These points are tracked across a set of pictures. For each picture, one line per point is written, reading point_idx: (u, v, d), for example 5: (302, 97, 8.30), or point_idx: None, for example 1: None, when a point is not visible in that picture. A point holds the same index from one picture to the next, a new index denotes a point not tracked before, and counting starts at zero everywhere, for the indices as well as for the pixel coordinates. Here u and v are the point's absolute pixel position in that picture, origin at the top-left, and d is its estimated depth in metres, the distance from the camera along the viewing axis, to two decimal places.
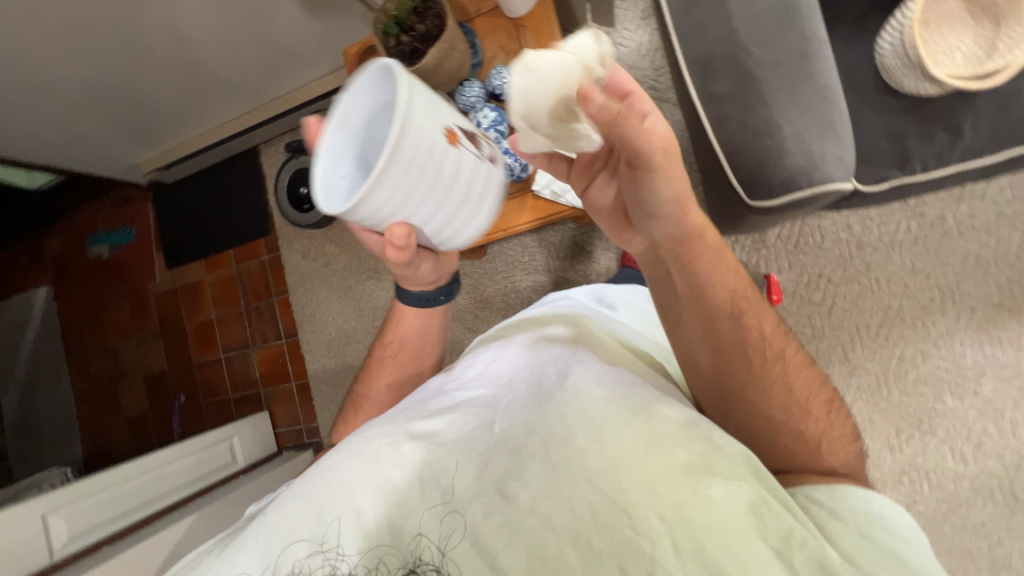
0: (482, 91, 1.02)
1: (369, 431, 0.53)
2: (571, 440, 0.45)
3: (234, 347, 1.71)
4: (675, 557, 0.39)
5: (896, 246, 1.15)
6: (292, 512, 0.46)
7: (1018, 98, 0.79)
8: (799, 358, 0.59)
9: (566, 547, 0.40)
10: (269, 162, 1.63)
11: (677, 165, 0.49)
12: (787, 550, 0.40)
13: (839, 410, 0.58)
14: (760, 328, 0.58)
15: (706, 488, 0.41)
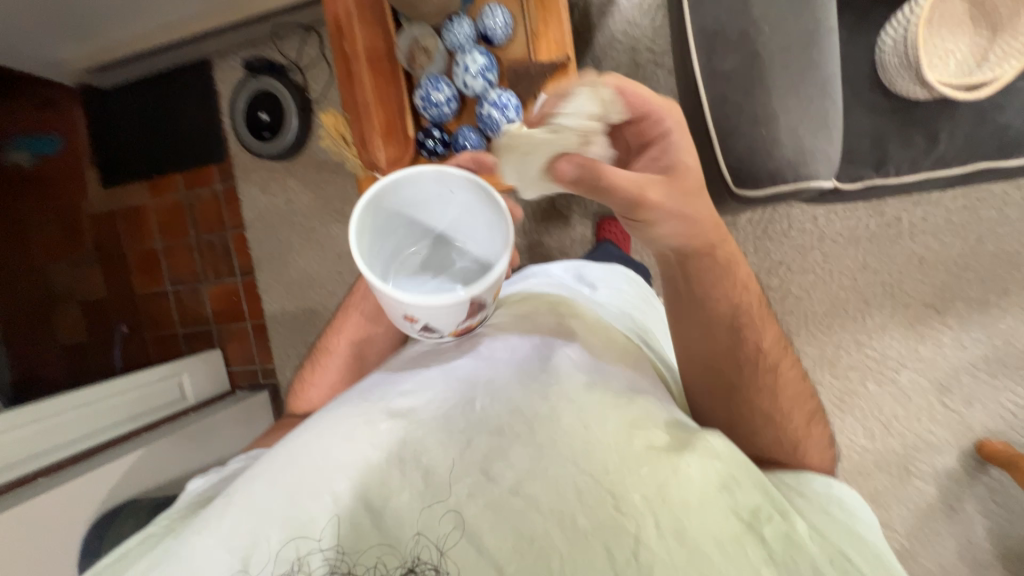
0: (472, 31, 0.93)
1: (340, 407, 0.52)
2: (556, 421, 0.46)
3: (184, 281, 1.60)
4: (656, 537, 0.41)
5: (854, 242, 1.21)
6: (261, 495, 0.46)
7: (995, 113, 0.82)
8: (795, 365, 0.60)
9: (554, 528, 0.42)
10: (224, 78, 1.49)
11: (670, 204, 0.49)
12: (755, 521, 0.43)
13: (819, 421, 0.60)
14: (761, 335, 0.58)
15: (681, 466, 0.44)
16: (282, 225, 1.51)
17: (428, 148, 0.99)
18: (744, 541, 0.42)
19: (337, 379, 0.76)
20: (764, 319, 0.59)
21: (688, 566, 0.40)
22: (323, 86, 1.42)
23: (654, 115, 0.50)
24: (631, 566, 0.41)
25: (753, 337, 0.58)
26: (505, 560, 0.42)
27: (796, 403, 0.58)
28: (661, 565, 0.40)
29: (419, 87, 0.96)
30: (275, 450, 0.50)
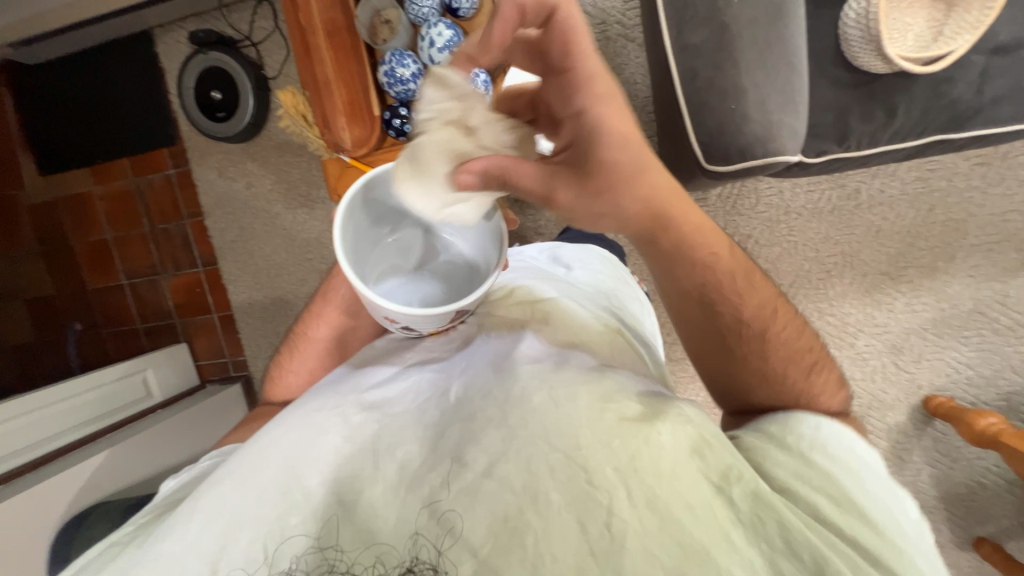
0: (437, 2, 0.89)
1: (313, 402, 0.52)
2: (527, 401, 0.46)
3: (141, 273, 1.51)
4: (629, 507, 0.40)
5: (817, 214, 1.25)
6: (230, 496, 0.45)
7: (949, 86, 0.85)
8: (787, 319, 0.59)
9: (525, 507, 0.40)
10: (169, 54, 1.38)
11: (590, 203, 0.47)
12: (725, 484, 0.42)
13: (826, 368, 0.59)
14: (746, 294, 0.58)
15: (653, 435, 0.43)
16: (243, 211, 1.43)
17: (395, 128, 0.93)
18: (714, 505, 0.41)
19: (318, 367, 0.74)
20: (750, 278, 0.58)
21: (663, 536, 0.39)
22: (279, 62, 1.34)
23: (569, 77, 0.47)
24: (605, 540, 0.39)
25: (736, 299, 0.57)
26: (475, 544, 0.39)
27: (794, 359, 0.58)
28: (636, 537, 0.39)
29: (383, 63, 0.91)
30: (242, 448, 0.50)
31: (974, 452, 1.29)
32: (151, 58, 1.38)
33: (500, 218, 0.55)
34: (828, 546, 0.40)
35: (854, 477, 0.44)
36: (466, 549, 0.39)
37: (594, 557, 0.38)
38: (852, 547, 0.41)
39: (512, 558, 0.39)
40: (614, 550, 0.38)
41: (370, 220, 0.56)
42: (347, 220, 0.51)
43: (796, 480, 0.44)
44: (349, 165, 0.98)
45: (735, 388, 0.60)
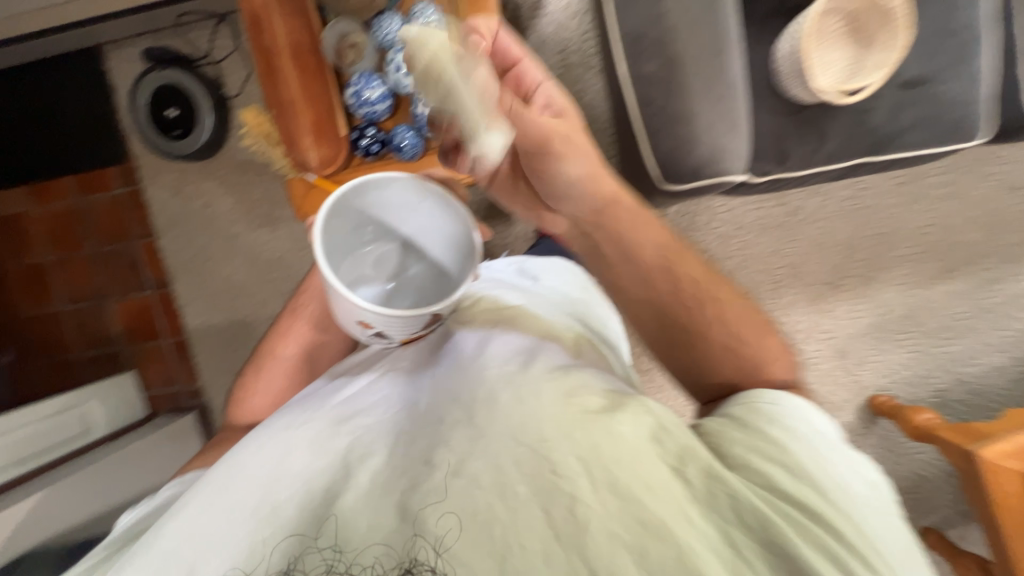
0: (404, 28, 0.92)
1: (287, 418, 0.53)
2: (493, 401, 0.46)
3: (85, 299, 1.42)
4: (591, 492, 0.41)
5: (765, 229, 1.34)
6: (204, 519, 0.45)
7: (869, 115, 0.95)
8: (729, 292, 0.61)
9: (493, 501, 0.42)
10: (121, 71, 1.33)
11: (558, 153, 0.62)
12: (683, 467, 0.42)
13: (777, 334, 0.60)
14: (684, 270, 0.62)
15: (615, 425, 0.44)
16: (200, 231, 1.38)
17: (362, 147, 0.96)
18: (673, 487, 0.41)
19: (284, 389, 0.71)
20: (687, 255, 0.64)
21: (624, 517, 0.40)
22: (241, 81, 1.32)
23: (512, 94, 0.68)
24: (570, 525, 0.40)
25: (675, 273, 0.62)
26: (446, 540, 0.41)
27: (740, 329, 0.59)
28: (599, 521, 0.40)
29: (350, 85, 0.92)
30: (216, 467, 0.50)
31: (916, 448, 1.39)
32: (100, 75, 1.33)
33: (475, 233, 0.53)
34: (778, 515, 0.40)
35: (811, 451, 0.44)
36: (437, 546, 0.40)
37: (560, 542, 0.40)
38: (804, 516, 0.41)
39: (482, 550, 0.40)
40: (578, 534, 0.40)
41: (349, 228, 0.55)
42: (326, 223, 0.50)
43: (750, 455, 0.44)
44: (314, 185, 0.98)
45: (689, 363, 0.60)
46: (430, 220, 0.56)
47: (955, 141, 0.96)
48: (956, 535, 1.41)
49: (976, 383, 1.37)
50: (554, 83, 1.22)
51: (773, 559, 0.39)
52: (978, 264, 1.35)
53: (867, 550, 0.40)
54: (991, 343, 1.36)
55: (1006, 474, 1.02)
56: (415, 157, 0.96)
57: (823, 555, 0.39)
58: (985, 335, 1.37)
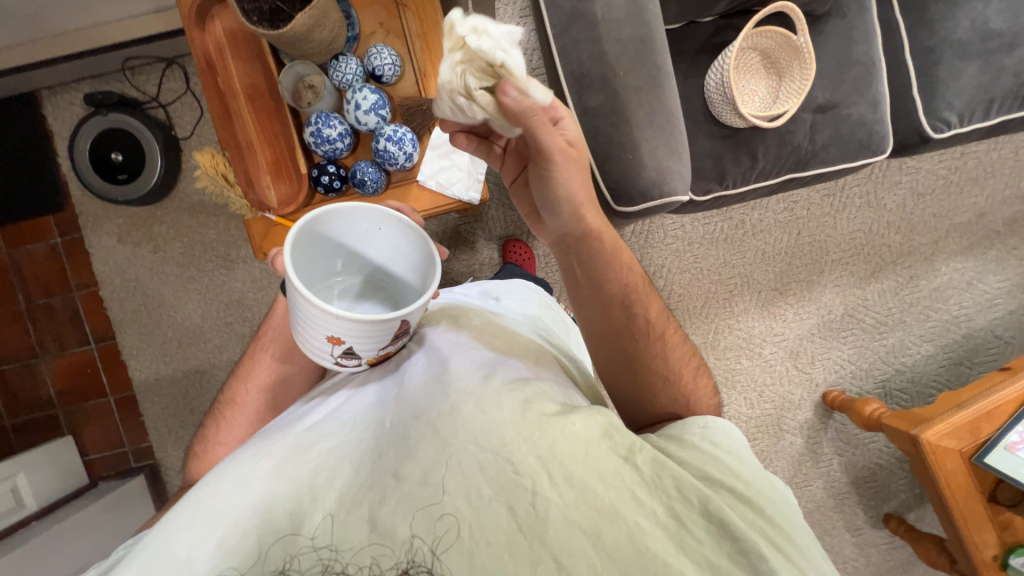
0: (361, 69, 0.95)
1: (247, 450, 0.51)
2: (456, 413, 0.47)
3: (16, 359, 1.31)
4: (550, 487, 0.42)
5: (713, 243, 1.44)
6: (167, 565, 0.43)
7: (791, 137, 1.06)
8: (678, 332, 0.67)
9: (460, 502, 0.42)
10: (60, 117, 1.29)
11: (573, 167, 0.59)
12: (631, 457, 0.45)
13: (703, 372, 0.66)
14: (649, 305, 0.66)
15: (569, 424, 0.45)
16: (149, 277, 1.31)
17: (324, 184, 0.96)
18: (625, 478, 0.44)
19: (248, 432, 0.68)
20: (652, 293, 0.67)
21: (581, 505, 0.42)
22: (191, 122, 1.30)
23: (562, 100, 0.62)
24: (531, 517, 0.41)
25: (641, 304, 0.65)
26: (418, 541, 0.41)
27: (681, 363, 0.65)
28: (557, 511, 0.42)
29: (308, 124, 0.93)
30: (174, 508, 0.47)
31: (869, 437, 1.48)
32: (34, 120, 1.27)
33: (433, 245, 0.53)
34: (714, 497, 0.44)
35: (735, 459, 0.49)
36: (412, 550, 0.41)
37: (523, 535, 0.41)
38: (735, 502, 0.45)
39: (451, 548, 0.41)
40: (540, 526, 0.41)
41: (317, 257, 0.53)
42: (298, 244, 0.49)
43: (687, 456, 0.49)
44: (274, 224, 0.98)
45: (633, 381, 0.64)
46: (399, 246, 0.56)
47: (864, 157, 1.09)
48: (914, 518, 1.50)
49: (912, 372, 1.50)
50: None
51: (712, 529, 0.42)
52: (901, 263, 1.50)
53: (788, 527, 0.45)
54: (920, 334, 1.50)
55: (947, 454, 1.11)
56: (377, 191, 0.98)
57: (753, 528, 0.43)
58: (915, 327, 1.51)
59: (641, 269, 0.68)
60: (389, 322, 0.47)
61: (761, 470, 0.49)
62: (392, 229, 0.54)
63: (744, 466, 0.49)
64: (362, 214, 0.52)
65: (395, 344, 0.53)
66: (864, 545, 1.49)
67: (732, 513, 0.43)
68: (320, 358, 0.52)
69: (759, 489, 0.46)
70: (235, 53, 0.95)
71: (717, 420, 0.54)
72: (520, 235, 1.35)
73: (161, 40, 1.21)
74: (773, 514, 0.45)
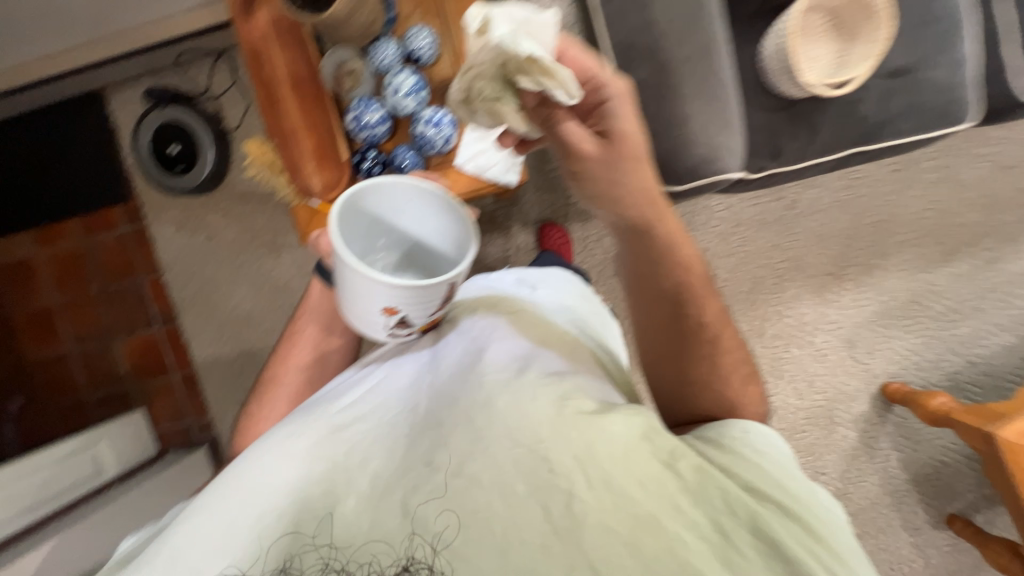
0: (399, 52, 0.95)
1: (281, 428, 0.52)
2: (491, 405, 0.47)
3: (93, 338, 1.44)
4: (587, 489, 0.42)
5: (763, 224, 1.36)
6: (212, 531, 0.46)
7: (858, 106, 0.97)
8: (731, 334, 0.63)
9: (494, 498, 0.43)
10: (122, 112, 1.37)
11: (606, 165, 0.55)
12: (673, 462, 0.43)
13: (754, 380, 0.63)
14: (706, 305, 0.62)
15: (606, 424, 0.44)
16: (206, 263, 1.39)
17: (365, 169, 0.98)
18: (666, 485, 0.42)
19: (289, 408, 0.71)
20: (710, 292, 0.63)
21: (618, 510, 0.41)
22: (239, 114, 1.35)
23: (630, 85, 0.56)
24: (564, 518, 0.41)
25: (697, 304, 0.61)
26: (416, 538, 0.42)
27: (730, 367, 0.62)
28: (593, 513, 0.41)
29: (350, 110, 0.96)
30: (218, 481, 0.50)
31: (933, 433, 1.38)
32: (100, 115, 1.36)
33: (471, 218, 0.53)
34: (757, 515, 0.41)
35: (782, 474, 0.44)
36: (411, 547, 0.42)
37: (557, 535, 0.41)
38: (784, 521, 0.41)
39: (479, 544, 0.41)
40: (576, 527, 0.41)
41: (359, 234, 0.54)
42: (341, 220, 0.50)
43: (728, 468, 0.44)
44: (319, 210, 1.00)
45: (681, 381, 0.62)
46: (432, 218, 0.55)
47: (944, 126, 0.98)
48: (982, 520, 1.39)
49: (987, 364, 1.37)
50: None
51: (759, 547, 0.40)
52: (979, 245, 1.36)
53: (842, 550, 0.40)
54: (999, 323, 1.36)
55: None
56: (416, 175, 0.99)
57: (804, 552, 0.39)
58: (992, 315, 1.37)
59: (700, 264, 0.63)
60: (436, 286, 0.47)
61: (810, 488, 0.44)
62: (430, 199, 0.53)
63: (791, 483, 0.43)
64: (396, 188, 0.52)
65: (443, 310, 0.53)
66: (923, 546, 1.40)
67: (780, 534, 0.40)
68: (372, 331, 0.53)
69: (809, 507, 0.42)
70: (279, 38, 0.94)
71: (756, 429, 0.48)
72: (556, 218, 1.33)
73: (210, 34, 1.26)
74: (826, 536, 0.41)
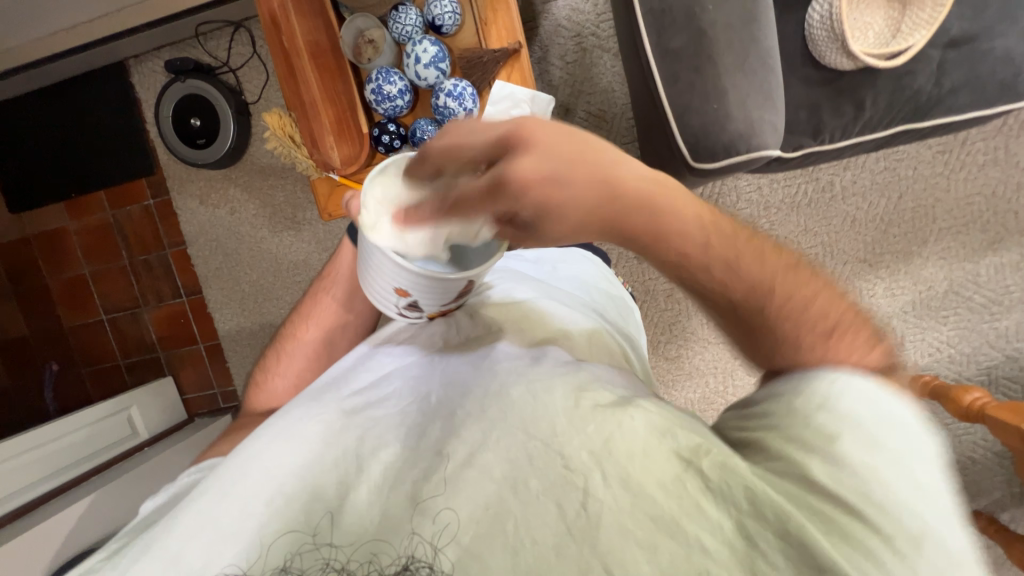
0: (420, 19, 0.92)
1: (292, 411, 0.52)
2: (506, 395, 0.46)
3: (124, 308, 1.48)
4: (604, 487, 0.38)
5: (794, 208, 1.30)
6: (213, 513, 0.45)
7: (910, 79, 0.90)
8: (826, 304, 0.44)
9: (505, 494, 0.40)
10: (144, 84, 1.37)
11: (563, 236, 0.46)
12: (696, 461, 0.38)
13: (863, 332, 0.43)
14: (772, 288, 0.44)
15: (625, 418, 0.41)
16: (228, 237, 1.41)
17: (384, 143, 0.95)
18: (686, 485, 0.38)
19: (304, 367, 0.72)
20: (779, 267, 0.44)
21: (635, 512, 0.37)
22: (259, 87, 1.33)
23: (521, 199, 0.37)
24: (582, 518, 0.38)
25: (754, 298, 0.44)
26: (419, 537, 0.39)
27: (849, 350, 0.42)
28: (611, 515, 0.38)
29: (369, 81, 0.93)
30: (223, 464, 0.50)
31: (964, 428, 1.33)
32: (124, 87, 1.37)
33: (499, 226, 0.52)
34: (801, 520, 0.35)
35: (857, 475, 0.36)
36: (414, 545, 0.39)
37: (572, 537, 0.37)
38: (837, 527, 0.35)
39: (485, 545, 0.38)
40: (591, 530, 0.37)
41: None
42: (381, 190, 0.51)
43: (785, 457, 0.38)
44: (338, 184, 0.99)
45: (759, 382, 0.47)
46: None
47: (1006, 102, 0.90)
48: (1010, 518, 1.34)
49: None
50: (569, 68, 1.26)
51: (793, 557, 0.34)
52: None
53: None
54: None
55: None
56: None
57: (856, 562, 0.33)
58: None
59: (745, 236, 0.44)
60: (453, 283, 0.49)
61: (890, 500, 0.35)
62: None
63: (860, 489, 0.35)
64: None
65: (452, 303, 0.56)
66: None
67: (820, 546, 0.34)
68: (383, 303, 0.55)
69: (883, 516, 0.34)
70: (298, 8, 0.92)
71: (858, 389, 0.39)
72: None
73: (229, 3, 1.23)
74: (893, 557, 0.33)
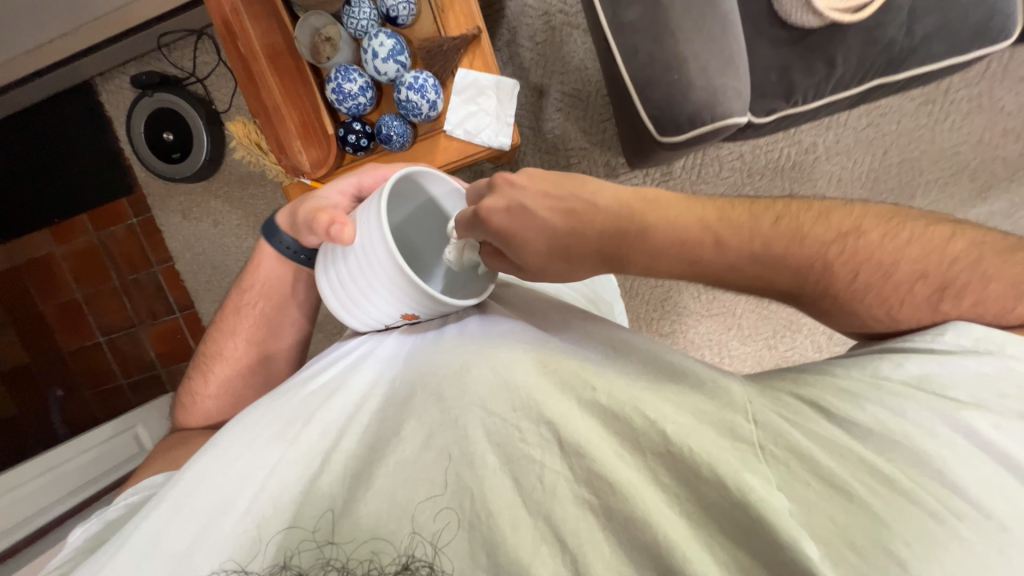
0: (375, 13, 0.90)
1: (257, 415, 0.52)
2: (464, 374, 0.45)
3: (119, 328, 1.49)
4: (560, 458, 0.39)
5: (778, 172, 1.22)
6: (183, 515, 0.45)
7: (881, 31, 0.87)
8: (913, 266, 0.46)
9: (463, 470, 0.40)
10: (114, 102, 1.36)
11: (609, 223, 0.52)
12: (647, 431, 0.38)
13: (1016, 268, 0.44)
14: (852, 272, 0.47)
15: (578, 400, 0.41)
16: (214, 249, 1.41)
17: (352, 143, 0.94)
18: (633, 460, 0.38)
19: (236, 383, 0.74)
20: (843, 247, 0.47)
21: (591, 479, 0.37)
22: (228, 95, 1.32)
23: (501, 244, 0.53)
24: (539, 491, 0.38)
25: (825, 291, 0.48)
26: (418, 536, 0.39)
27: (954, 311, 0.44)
28: (566, 485, 0.38)
29: (329, 80, 0.91)
30: (185, 469, 0.49)
31: None
32: (94, 107, 1.35)
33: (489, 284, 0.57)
34: (756, 471, 0.35)
35: (905, 439, 0.36)
36: (412, 544, 0.39)
37: (527, 509, 0.38)
38: (867, 484, 0.34)
39: (453, 539, 0.39)
40: (546, 498, 0.38)
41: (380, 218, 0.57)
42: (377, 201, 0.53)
43: (844, 411, 0.38)
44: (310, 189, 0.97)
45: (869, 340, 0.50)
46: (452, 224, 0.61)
47: (981, 46, 0.88)
48: None
49: None
50: (539, 49, 1.23)
51: (753, 542, 0.34)
52: None
53: (942, 532, 0.32)
54: None
55: None
56: (405, 146, 0.94)
57: (836, 543, 0.33)
58: None
59: (776, 223, 0.49)
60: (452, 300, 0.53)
61: (935, 470, 0.34)
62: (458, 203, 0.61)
63: (889, 451, 0.36)
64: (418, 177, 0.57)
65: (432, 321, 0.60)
66: None
67: (814, 509, 0.34)
68: (370, 320, 0.57)
69: (920, 477, 0.34)
70: (250, 10, 0.90)
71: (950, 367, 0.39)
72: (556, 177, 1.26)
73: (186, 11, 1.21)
74: (925, 520, 0.33)
